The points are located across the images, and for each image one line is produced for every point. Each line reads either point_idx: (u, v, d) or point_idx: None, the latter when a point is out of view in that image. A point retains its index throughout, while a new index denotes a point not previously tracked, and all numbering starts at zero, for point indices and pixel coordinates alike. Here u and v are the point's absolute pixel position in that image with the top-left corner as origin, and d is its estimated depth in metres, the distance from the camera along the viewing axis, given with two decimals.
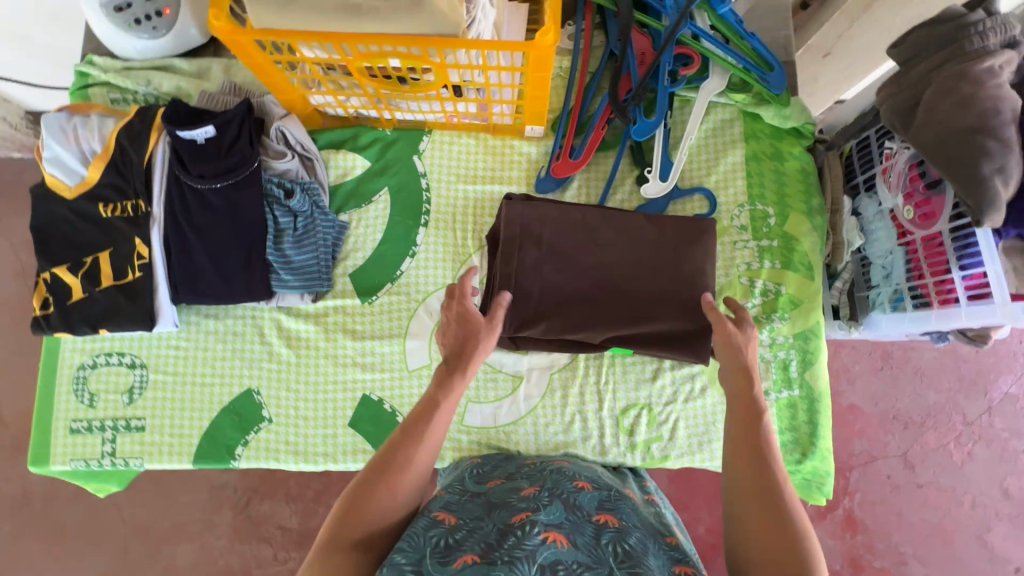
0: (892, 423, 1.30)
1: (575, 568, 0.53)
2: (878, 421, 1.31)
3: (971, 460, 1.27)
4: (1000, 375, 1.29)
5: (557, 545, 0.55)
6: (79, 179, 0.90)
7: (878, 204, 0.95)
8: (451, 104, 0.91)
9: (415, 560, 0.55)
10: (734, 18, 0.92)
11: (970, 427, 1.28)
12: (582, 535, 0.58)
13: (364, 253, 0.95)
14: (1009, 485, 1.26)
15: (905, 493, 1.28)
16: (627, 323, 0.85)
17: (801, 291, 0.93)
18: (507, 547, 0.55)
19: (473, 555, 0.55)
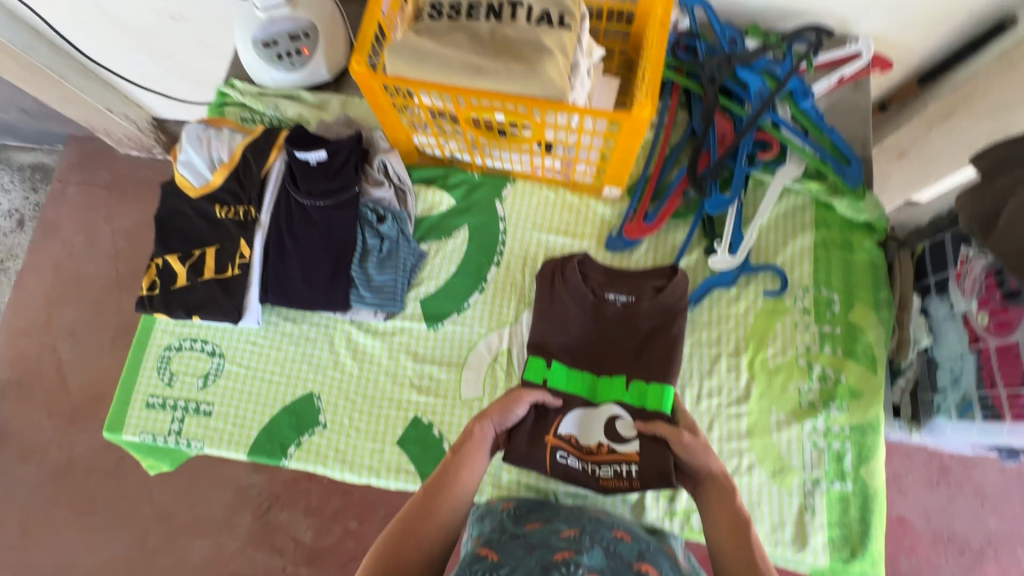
0: (945, 544, 1.21)
1: None
2: (929, 539, 1.22)
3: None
4: None
5: None
6: (204, 182, 1.02)
7: (949, 306, 0.94)
8: (539, 158, 0.99)
9: None
10: (815, 112, 1.01)
11: None
12: None
13: (436, 282, 1.01)
14: None
15: None
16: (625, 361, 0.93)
17: (862, 383, 0.92)
18: None
19: None
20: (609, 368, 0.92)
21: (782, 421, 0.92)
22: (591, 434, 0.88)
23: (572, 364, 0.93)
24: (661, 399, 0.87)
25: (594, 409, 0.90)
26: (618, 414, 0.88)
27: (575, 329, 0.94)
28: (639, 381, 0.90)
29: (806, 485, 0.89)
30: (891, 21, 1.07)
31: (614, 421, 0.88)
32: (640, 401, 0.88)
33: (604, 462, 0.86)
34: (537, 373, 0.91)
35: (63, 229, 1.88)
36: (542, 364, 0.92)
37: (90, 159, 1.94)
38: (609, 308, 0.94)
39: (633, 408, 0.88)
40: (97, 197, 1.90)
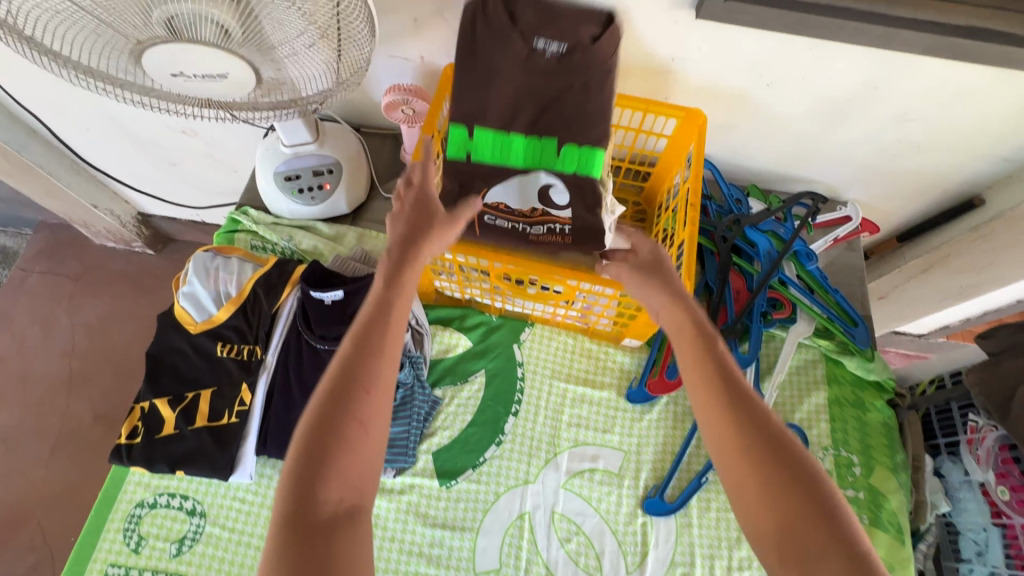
0: None
1: None
2: None
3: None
4: None
5: None
6: (207, 315, 0.96)
7: (964, 472, 0.95)
8: (562, 308, 0.99)
9: None
10: (819, 274, 1.06)
11: None
12: None
13: (451, 432, 0.95)
14: None
15: None
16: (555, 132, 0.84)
17: (891, 555, 0.90)
18: None
19: None
20: (539, 131, 0.84)
21: None
22: (520, 201, 0.85)
23: (501, 130, 0.84)
24: (592, 166, 0.84)
25: (527, 175, 0.85)
26: (548, 182, 0.85)
27: (504, 87, 0.82)
28: (572, 147, 0.84)
29: None
30: (874, 191, 1.18)
31: (548, 189, 0.85)
32: (573, 166, 0.84)
33: (536, 223, 0.84)
34: (460, 149, 0.85)
35: (15, 321, 1.72)
36: (463, 137, 0.84)
37: (61, 247, 1.83)
38: (545, 59, 0.81)
39: (566, 176, 0.85)
40: (61, 286, 1.77)
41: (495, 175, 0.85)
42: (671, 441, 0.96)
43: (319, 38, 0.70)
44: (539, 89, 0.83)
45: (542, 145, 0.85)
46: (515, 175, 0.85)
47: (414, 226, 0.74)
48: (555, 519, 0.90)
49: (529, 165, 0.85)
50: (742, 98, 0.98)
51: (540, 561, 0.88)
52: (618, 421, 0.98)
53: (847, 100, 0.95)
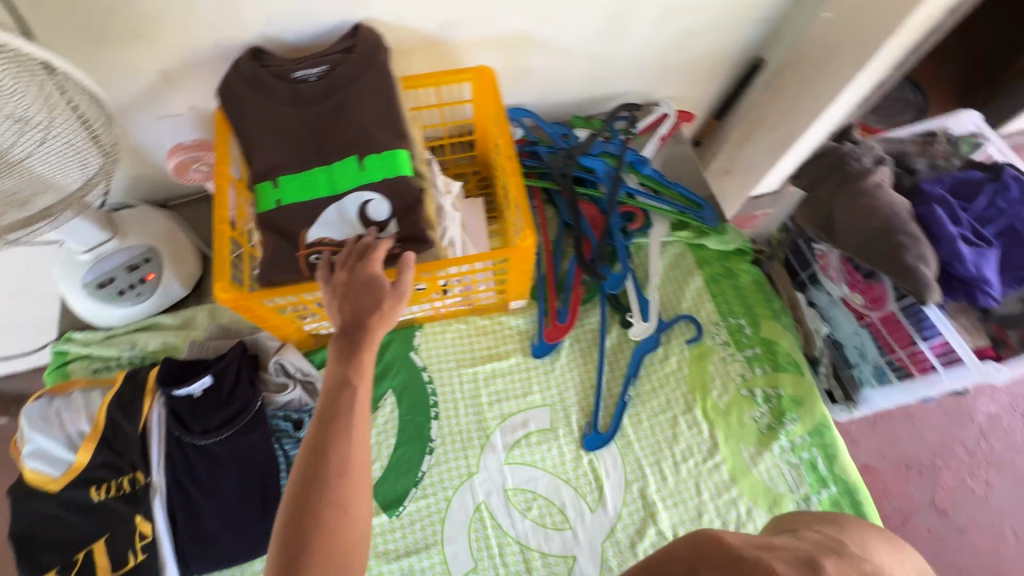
0: None
1: None
2: None
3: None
4: None
5: None
6: (67, 465, 0.84)
7: (828, 294, 1.07)
8: (439, 300, 0.98)
9: None
10: (658, 174, 1.12)
11: None
12: None
13: (381, 462, 0.93)
14: None
15: None
16: (340, 144, 0.82)
17: (798, 389, 0.99)
18: None
19: None
20: (333, 155, 0.82)
21: (755, 453, 0.95)
22: (343, 230, 0.81)
23: (302, 169, 0.83)
24: (398, 166, 0.82)
25: (340, 201, 0.82)
26: (365, 199, 0.82)
27: (283, 127, 0.83)
28: (373, 156, 0.82)
29: (802, 506, 0.92)
30: (678, 84, 1.26)
31: (367, 206, 0.82)
32: (379, 173, 0.82)
33: None
34: (269, 201, 0.82)
35: None
36: (271, 189, 0.83)
37: None
38: (307, 87, 0.82)
39: (378, 186, 0.82)
40: None
41: (312, 213, 0.81)
42: (587, 375, 1.00)
43: (50, 121, 0.65)
44: (313, 110, 0.83)
45: (342, 168, 0.82)
46: (329, 205, 0.82)
47: (362, 307, 0.69)
48: (510, 495, 0.91)
49: (336, 193, 0.82)
50: (524, 40, 1.00)
51: (510, 541, 0.88)
52: (534, 380, 0.99)
53: (615, 12, 0.99)
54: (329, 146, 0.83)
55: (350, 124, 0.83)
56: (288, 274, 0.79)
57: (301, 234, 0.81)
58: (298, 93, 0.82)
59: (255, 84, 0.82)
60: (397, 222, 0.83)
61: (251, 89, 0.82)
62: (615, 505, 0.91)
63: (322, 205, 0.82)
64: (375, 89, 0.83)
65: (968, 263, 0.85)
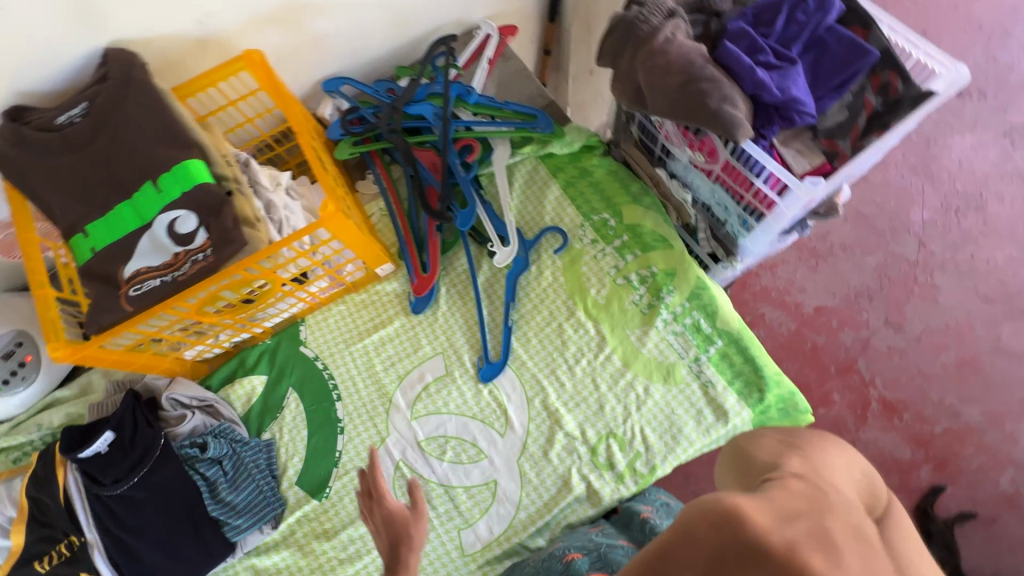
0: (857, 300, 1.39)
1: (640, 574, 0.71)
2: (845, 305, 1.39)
3: (910, 303, 1.38)
4: (908, 211, 1.46)
5: None
6: (6, 551, 0.89)
7: (681, 162, 1.06)
8: (306, 291, 0.99)
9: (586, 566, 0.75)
10: (487, 99, 1.09)
11: (919, 265, 1.41)
12: None
13: (300, 455, 0.97)
14: (984, 291, 1.38)
15: (912, 352, 1.34)
16: (129, 174, 0.82)
17: (669, 261, 1.01)
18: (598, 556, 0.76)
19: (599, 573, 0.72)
20: (129, 188, 0.82)
21: (641, 334, 0.99)
22: (160, 256, 0.81)
23: (105, 212, 0.82)
24: (194, 177, 0.82)
25: (150, 228, 0.81)
26: (172, 218, 0.81)
27: (67, 177, 0.82)
28: (166, 175, 0.82)
29: (693, 368, 0.96)
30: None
31: (174, 225, 0.81)
32: (177, 189, 0.81)
33: (183, 264, 0.81)
34: (85, 252, 0.82)
35: None
36: (84, 241, 0.82)
37: None
38: (73, 130, 0.81)
39: (181, 201, 0.81)
40: None
41: (127, 249, 0.81)
42: (469, 314, 1.03)
43: None
44: (88, 151, 0.82)
45: (142, 197, 0.82)
46: (140, 236, 0.81)
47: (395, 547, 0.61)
48: (424, 445, 0.95)
49: (144, 222, 0.81)
50: (296, 8, 0.96)
51: (433, 485, 0.94)
52: (421, 334, 1.02)
53: None
54: (119, 181, 0.82)
55: (131, 153, 0.82)
56: (121, 314, 0.80)
57: (121, 273, 0.81)
58: (68, 139, 0.81)
59: (23, 145, 0.80)
60: (206, 228, 0.82)
61: (21, 150, 0.80)
62: (522, 423, 0.96)
63: (134, 238, 0.81)
64: (144, 110, 0.82)
65: (772, 88, 0.85)
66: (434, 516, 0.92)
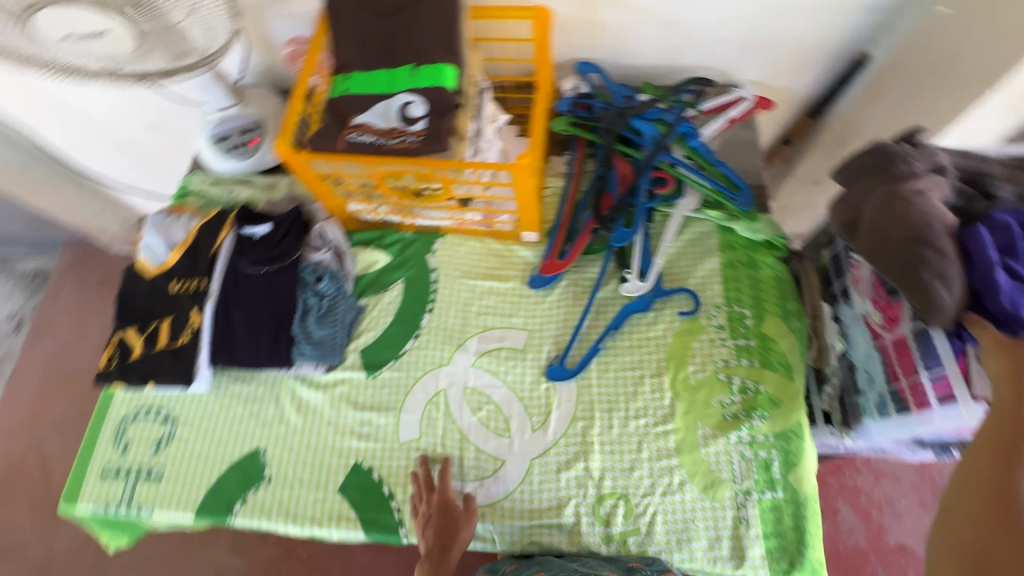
0: None
1: None
2: None
3: None
4: None
5: None
6: (161, 261, 1.12)
7: (854, 310, 0.99)
8: (461, 213, 1.09)
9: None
10: (705, 149, 1.11)
11: None
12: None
13: (374, 332, 1.09)
14: None
15: None
16: (401, 52, 0.97)
17: (780, 390, 0.96)
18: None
19: None
20: (396, 62, 0.97)
21: (709, 435, 0.94)
22: (382, 122, 0.94)
23: (369, 69, 0.98)
24: (443, 78, 0.94)
25: (390, 98, 0.95)
26: (408, 100, 0.94)
27: (362, 32, 0.99)
28: (425, 67, 0.95)
29: (738, 498, 0.90)
30: (768, 66, 1.19)
31: (407, 106, 0.94)
32: (425, 81, 0.94)
33: (395, 136, 0.91)
34: (338, 89, 0.98)
35: (58, 326, 2.08)
36: (343, 81, 0.99)
37: (87, 262, 2.16)
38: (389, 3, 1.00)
39: (422, 90, 0.94)
40: (94, 297, 2.11)
41: (365, 104, 0.96)
42: (571, 315, 1.06)
43: None
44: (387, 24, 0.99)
45: (399, 73, 0.96)
46: (380, 100, 0.96)
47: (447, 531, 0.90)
48: (467, 393, 1.02)
49: (389, 91, 0.96)
50: None
51: (454, 428, 1.00)
52: (522, 305, 1.08)
53: None
54: (392, 54, 0.97)
55: (413, 39, 0.96)
56: (331, 144, 0.93)
57: (351, 118, 0.96)
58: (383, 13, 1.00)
59: None
60: (426, 120, 0.93)
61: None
62: (555, 433, 0.97)
63: (375, 99, 0.96)
64: (439, 11, 0.96)
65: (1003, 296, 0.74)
66: (439, 454, 0.98)
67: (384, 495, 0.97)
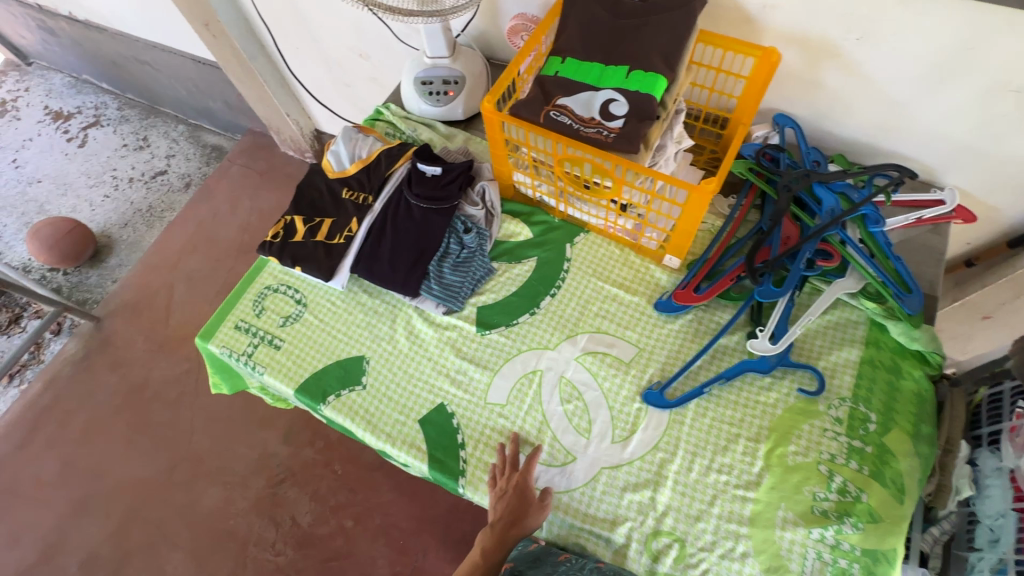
0: None
1: None
2: None
3: None
4: None
5: None
6: (342, 169, 1.26)
7: (999, 461, 0.91)
8: (614, 216, 1.12)
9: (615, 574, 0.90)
10: (884, 239, 1.04)
11: None
12: None
13: (495, 295, 1.14)
14: None
15: None
16: (621, 54, 1.01)
17: (883, 509, 0.88)
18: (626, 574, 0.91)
19: None
20: (613, 61, 1.01)
21: (789, 520, 0.89)
22: (582, 110, 0.98)
23: (585, 60, 1.03)
24: (652, 87, 0.97)
25: (596, 91, 1.00)
26: (613, 98, 0.98)
27: (591, 27, 1.05)
28: (639, 72, 0.98)
29: None
30: (983, 179, 1.09)
31: (610, 102, 0.98)
32: (635, 85, 0.98)
33: (591, 126, 0.96)
34: (551, 69, 1.04)
35: (217, 196, 2.34)
36: (557, 63, 1.05)
37: (257, 150, 2.43)
38: (626, 8, 1.05)
39: (629, 93, 0.97)
40: (250, 179, 2.36)
41: (572, 88, 1.01)
42: (685, 350, 1.05)
43: None
44: (617, 27, 1.04)
45: (613, 71, 1.00)
46: (586, 90, 1.00)
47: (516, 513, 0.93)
48: (561, 382, 1.04)
49: (598, 85, 1.00)
50: (830, 51, 1.02)
51: (539, 409, 1.03)
52: (641, 323, 1.09)
53: (940, 61, 0.95)
54: (612, 53, 1.02)
55: (635, 47, 1.01)
56: (531, 115, 0.99)
57: (555, 97, 1.01)
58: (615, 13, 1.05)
59: None
60: (624, 121, 0.96)
61: None
62: (633, 453, 0.97)
63: (582, 87, 1.00)
64: (670, 27, 1.00)
65: None
66: (518, 425, 1.02)
67: (457, 441, 1.02)
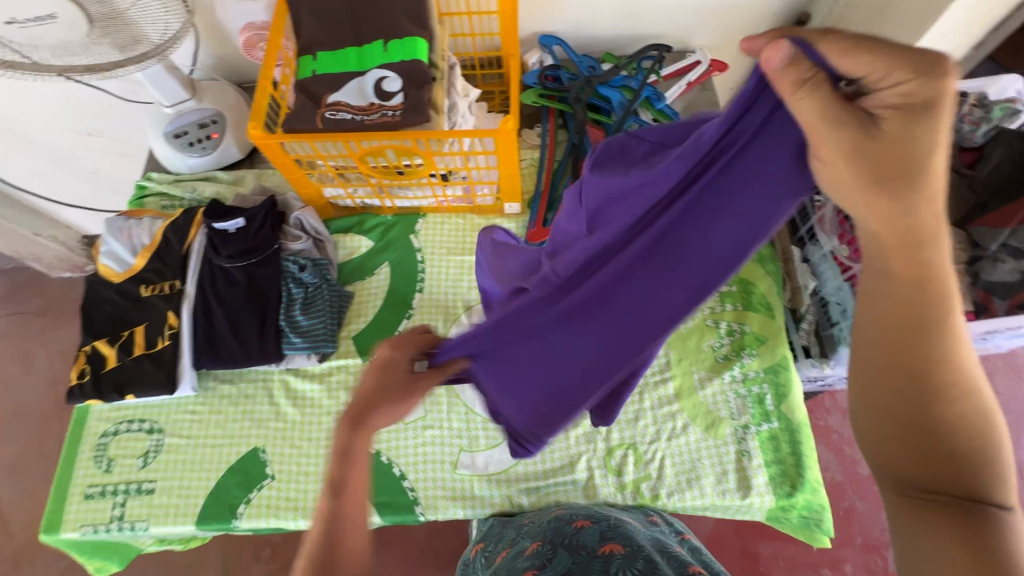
0: None
1: (614, 528, 0.76)
2: None
3: None
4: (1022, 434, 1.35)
5: (657, 527, 0.84)
6: (127, 266, 1.06)
7: (822, 248, 1.07)
8: (441, 189, 1.08)
9: (567, 518, 0.82)
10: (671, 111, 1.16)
11: None
12: (669, 537, 0.82)
13: (365, 318, 1.08)
14: None
15: None
16: (372, 30, 0.96)
17: (764, 329, 1.01)
18: (582, 514, 0.83)
19: (585, 519, 0.81)
20: (365, 40, 0.96)
21: (704, 377, 0.99)
22: (357, 100, 0.92)
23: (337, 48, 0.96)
24: (415, 51, 0.93)
25: (362, 75, 0.94)
26: (382, 75, 0.93)
27: (328, 12, 0.97)
28: (396, 41, 0.94)
29: (738, 432, 0.95)
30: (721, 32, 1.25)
31: (382, 81, 0.93)
32: (398, 56, 0.93)
33: (373, 112, 0.91)
34: (307, 70, 0.96)
35: None
36: (310, 61, 0.96)
37: (20, 289, 1.97)
38: None
39: (395, 65, 0.93)
40: (30, 324, 1.92)
41: (337, 82, 0.94)
42: None
43: None
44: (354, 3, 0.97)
45: (370, 49, 0.95)
46: (352, 78, 0.94)
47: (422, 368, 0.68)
48: None
49: (362, 69, 0.94)
50: None
51: (459, 403, 1.00)
52: None
53: None
54: (361, 33, 0.96)
55: (381, 17, 0.96)
56: (306, 124, 0.91)
57: (324, 97, 0.93)
58: None
59: None
60: (403, 94, 0.92)
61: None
62: None
63: (348, 77, 0.94)
64: None
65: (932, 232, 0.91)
66: (444, 427, 0.98)
67: (395, 475, 0.96)
